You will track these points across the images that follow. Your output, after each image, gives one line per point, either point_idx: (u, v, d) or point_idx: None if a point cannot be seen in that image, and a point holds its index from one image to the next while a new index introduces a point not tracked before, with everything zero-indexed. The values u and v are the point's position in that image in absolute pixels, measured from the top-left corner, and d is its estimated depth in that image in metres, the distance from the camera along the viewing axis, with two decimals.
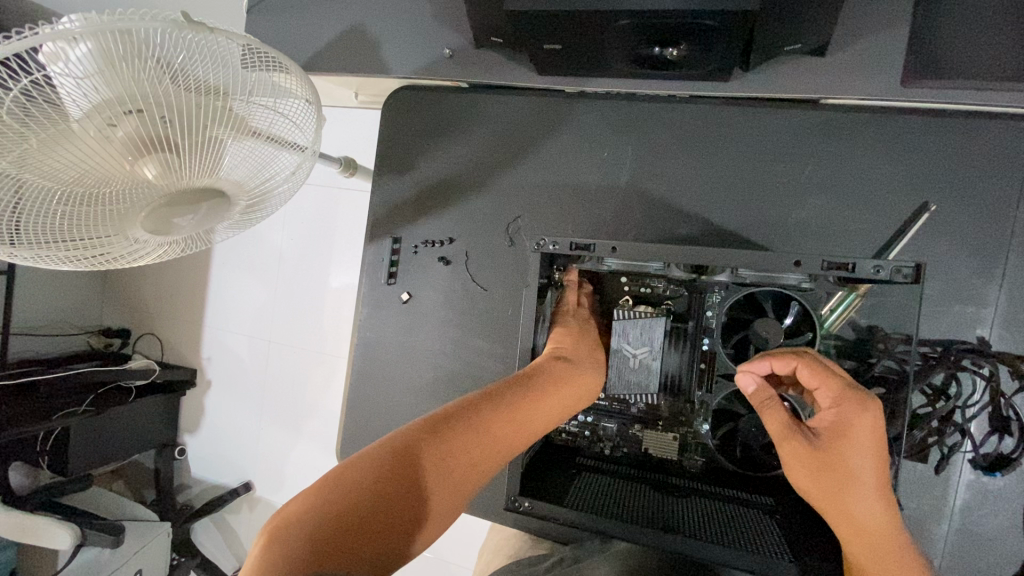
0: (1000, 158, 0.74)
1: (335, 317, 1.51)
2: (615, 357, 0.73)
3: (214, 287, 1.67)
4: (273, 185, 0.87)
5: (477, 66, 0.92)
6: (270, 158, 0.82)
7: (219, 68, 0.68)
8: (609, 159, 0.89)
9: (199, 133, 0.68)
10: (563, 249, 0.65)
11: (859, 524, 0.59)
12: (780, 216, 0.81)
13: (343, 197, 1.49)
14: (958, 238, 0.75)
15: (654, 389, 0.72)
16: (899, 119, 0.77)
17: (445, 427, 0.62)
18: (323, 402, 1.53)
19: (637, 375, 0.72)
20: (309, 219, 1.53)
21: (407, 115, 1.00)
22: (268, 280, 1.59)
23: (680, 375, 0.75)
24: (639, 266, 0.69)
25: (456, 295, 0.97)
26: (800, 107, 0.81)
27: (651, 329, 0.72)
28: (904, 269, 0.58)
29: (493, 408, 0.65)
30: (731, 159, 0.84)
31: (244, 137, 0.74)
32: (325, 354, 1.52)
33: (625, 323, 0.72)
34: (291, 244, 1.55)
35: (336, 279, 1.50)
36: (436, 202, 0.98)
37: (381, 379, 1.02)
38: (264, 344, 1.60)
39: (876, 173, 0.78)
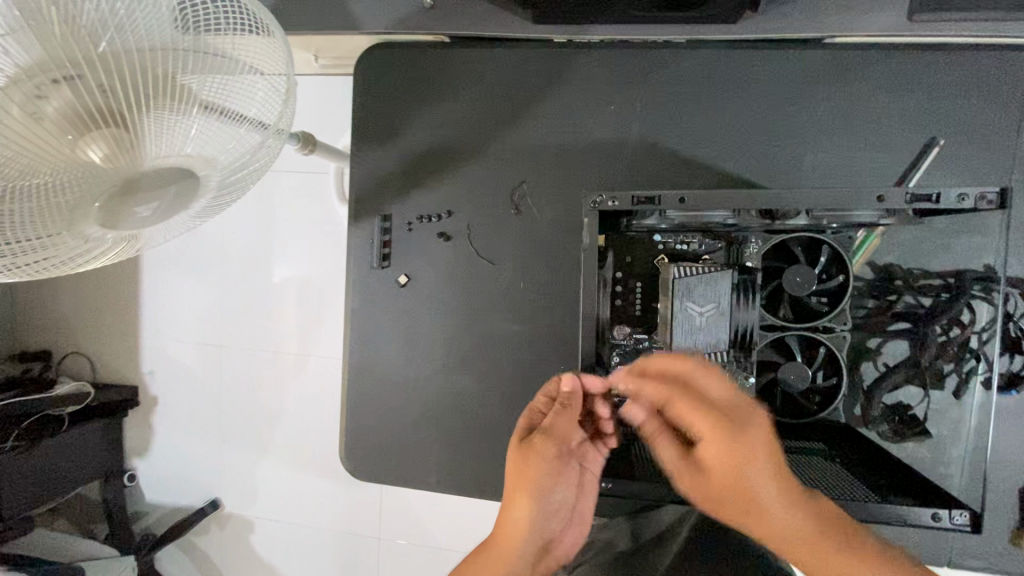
0: (1004, 88, 0.75)
1: (302, 311, 1.37)
2: (679, 317, 0.62)
3: (152, 292, 1.47)
4: (247, 173, 0.72)
5: (462, 17, 0.83)
6: (240, 141, 0.65)
7: (165, 25, 0.56)
8: (617, 114, 0.84)
9: (142, 106, 0.55)
10: (627, 205, 0.60)
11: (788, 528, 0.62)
12: (795, 160, 0.80)
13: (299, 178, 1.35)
14: (964, 169, 0.76)
15: (724, 348, 0.64)
16: (903, 54, 0.77)
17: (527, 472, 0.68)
18: (296, 407, 1.40)
19: (704, 335, 0.63)
20: (262, 206, 1.37)
21: (384, 77, 0.90)
22: (217, 279, 1.42)
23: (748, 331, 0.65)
24: (698, 217, 0.64)
25: (459, 273, 0.90)
26: (807, 47, 0.79)
27: (719, 283, 0.63)
28: (985, 194, 0.56)
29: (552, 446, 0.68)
30: (741, 105, 0.81)
31: (211, 112, 0.60)
32: (294, 352, 1.38)
33: (689, 280, 0.62)
34: (241, 237, 1.39)
35: (296, 260, 1.36)
36: (427, 173, 0.90)
37: (383, 370, 0.94)
38: (222, 347, 1.44)
39: (885, 110, 0.77)
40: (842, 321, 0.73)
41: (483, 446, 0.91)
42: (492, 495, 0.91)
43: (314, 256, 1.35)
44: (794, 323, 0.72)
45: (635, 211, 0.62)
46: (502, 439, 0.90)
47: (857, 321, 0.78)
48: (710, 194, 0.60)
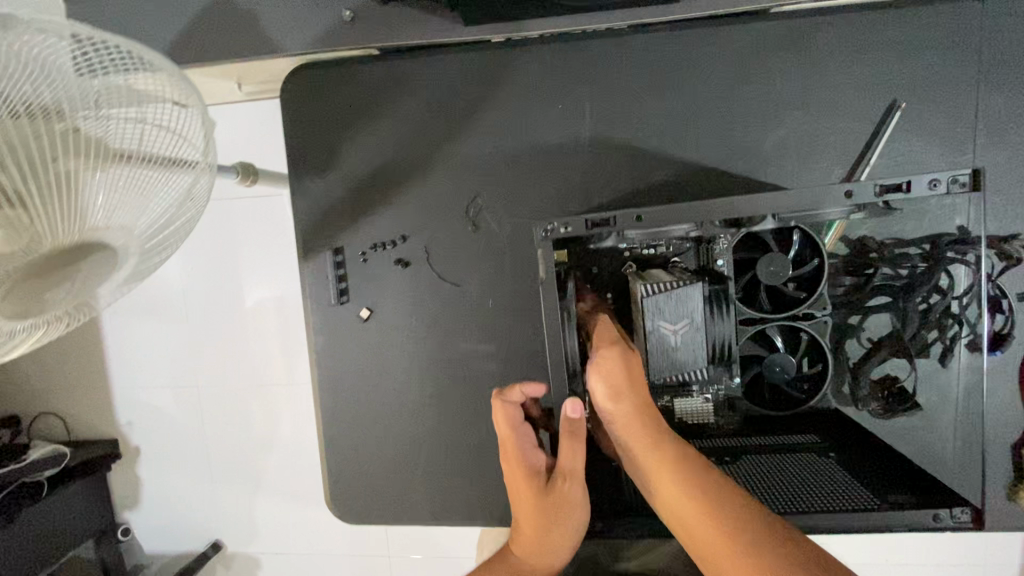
0: (962, 41, 0.71)
1: (273, 344, 1.31)
2: (652, 338, 0.59)
3: (112, 343, 1.40)
4: (178, 223, 0.66)
5: (386, 28, 0.76)
6: (165, 187, 0.60)
7: (48, 77, 0.50)
8: (566, 112, 0.79)
9: (42, 169, 0.49)
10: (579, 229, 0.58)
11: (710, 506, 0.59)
12: (755, 141, 0.76)
13: (248, 209, 1.28)
14: (929, 131, 0.73)
15: (701, 364, 0.60)
16: (856, 16, 0.72)
17: (562, 511, 0.68)
18: (283, 441, 1.35)
19: (680, 353, 0.60)
20: (213, 241, 1.30)
21: (314, 100, 0.83)
22: (181, 319, 1.35)
23: (727, 339, 0.62)
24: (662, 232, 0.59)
25: (423, 299, 0.85)
26: (755, 19, 0.74)
27: (690, 298, 0.58)
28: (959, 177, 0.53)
29: (578, 485, 0.68)
30: (694, 89, 0.76)
31: (110, 167, 0.54)
32: (271, 385, 1.33)
33: (656, 298, 0.58)
34: (198, 275, 1.32)
35: (257, 292, 1.30)
36: (375, 198, 0.84)
37: (359, 407, 0.89)
38: (196, 392, 1.38)
39: (842, 77, 0.74)
40: (822, 305, 0.70)
41: (472, 474, 0.88)
42: (488, 521, 0.88)
43: (275, 286, 1.29)
44: (773, 313, 0.69)
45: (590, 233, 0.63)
46: (491, 464, 0.87)
47: (836, 300, 0.75)
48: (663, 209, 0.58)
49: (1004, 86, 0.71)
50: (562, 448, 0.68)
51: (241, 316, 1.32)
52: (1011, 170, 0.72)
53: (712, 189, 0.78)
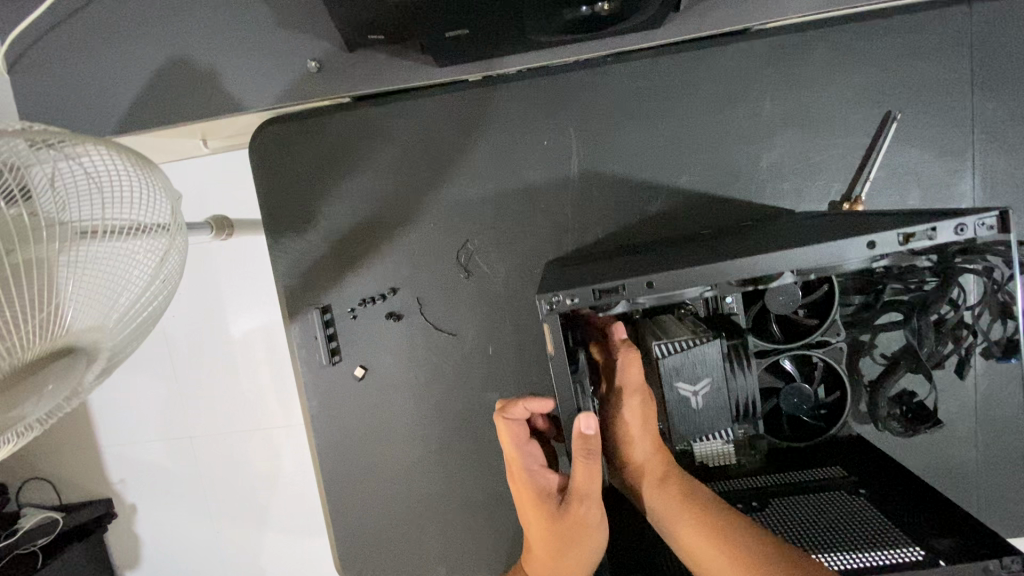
0: (951, 48, 0.69)
1: (263, 396, 1.26)
2: (673, 404, 0.56)
3: (98, 403, 1.34)
4: (148, 312, 0.62)
5: (357, 73, 0.72)
6: (135, 268, 0.57)
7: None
8: (552, 148, 0.75)
9: (5, 259, 0.47)
10: (585, 302, 0.51)
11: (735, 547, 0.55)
12: (750, 162, 0.74)
13: (226, 258, 1.22)
14: (926, 140, 0.71)
15: (727, 423, 0.57)
16: (847, 27, 0.70)
17: (574, 538, 0.61)
18: (280, 494, 1.29)
19: (704, 414, 0.56)
20: (194, 292, 1.25)
21: (284, 154, 0.78)
22: (167, 369, 1.29)
23: (753, 398, 0.58)
24: (671, 297, 0.53)
25: (419, 351, 0.81)
26: (741, 38, 0.71)
27: (706, 356, 0.54)
28: (986, 220, 0.47)
29: (597, 508, 0.60)
30: (683, 112, 0.73)
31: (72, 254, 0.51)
32: (265, 433, 1.27)
33: (673, 361, 0.55)
34: (180, 326, 1.26)
35: (240, 342, 1.25)
36: (359, 250, 0.79)
37: (362, 467, 0.85)
38: (188, 446, 1.32)
39: (834, 90, 0.71)
40: (836, 331, 0.67)
41: (485, 527, 0.84)
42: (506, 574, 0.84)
43: (260, 333, 1.24)
44: (787, 344, 0.66)
45: (596, 305, 0.53)
46: (505, 515, 0.83)
47: (844, 318, 0.73)
48: (678, 269, 0.51)
49: (998, 90, 0.69)
50: (578, 469, 0.58)
51: (228, 349, 1.26)
52: (1011, 173, 0.70)
53: (711, 214, 0.75)
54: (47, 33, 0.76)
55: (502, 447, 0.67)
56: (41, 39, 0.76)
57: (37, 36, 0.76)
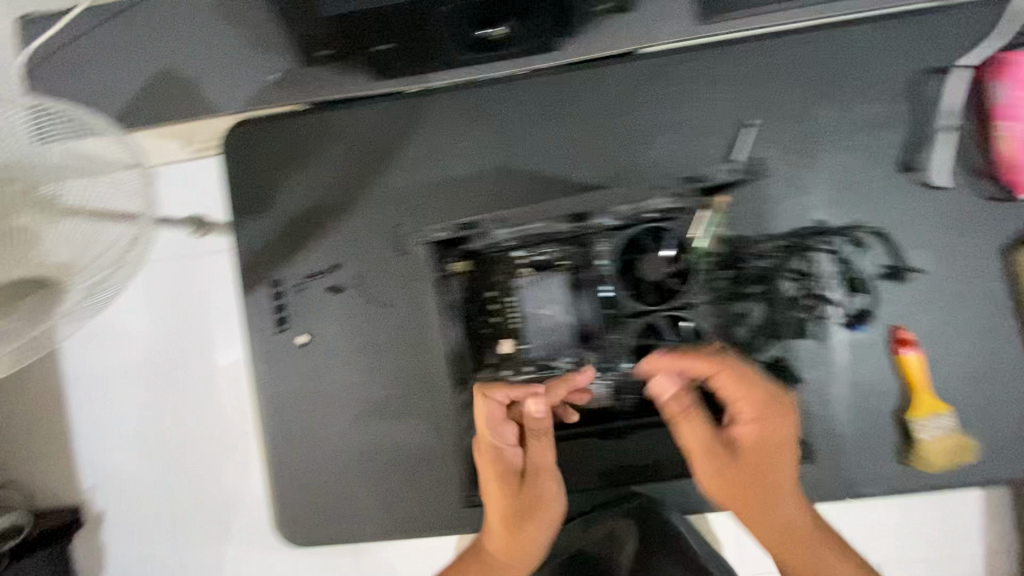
0: (791, 69, 0.85)
1: (222, 394, 1.33)
2: (527, 319, 0.78)
3: (64, 404, 1.40)
4: (111, 293, 0.71)
5: (310, 84, 0.88)
6: (105, 242, 0.67)
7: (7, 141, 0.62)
8: (472, 147, 0.90)
9: None
10: (450, 231, 0.79)
11: (803, 526, 0.74)
12: (636, 159, 0.88)
13: (196, 263, 1.32)
14: (778, 142, 0.86)
15: (569, 338, 0.79)
16: (707, 52, 0.86)
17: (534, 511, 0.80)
18: (242, 527, 1.26)
19: (551, 331, 0.79)
20: (164, 293, 1.34)
21: (248, 151, 0.93)
22: None
23: (595, 322, 0.79)
24: (527, 231, 0.77)
25: (356, 321, 0.92)
26: (624, 60, 0.87)
27: (550, 285, 0.78)
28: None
29: (552, 484, 0.81)
30: (578, 119, 0.88)
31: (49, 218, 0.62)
32: (223, 431, 1.33)
33: (526, 288, 0.78)
34: (150, 325, 1.35)
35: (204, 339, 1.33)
36: (307, 233, 0.92)
37: (303, 431, 0.94)
38: (148, 444, 1.37)
39: (701, 102, 0.86)
40: (696, 294, 0.80)
41: (413, 485, 0.92)
42: (431, 530, 0.92)
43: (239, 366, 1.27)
44: (655, 305, 0.79)
45: (462, 238, 0.80)
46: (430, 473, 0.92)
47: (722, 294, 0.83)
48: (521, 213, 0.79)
49: (830, 103, 0.85)
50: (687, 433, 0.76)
51: (207, 379, 1.27)
52: (847, 169, 0.85)
53: None
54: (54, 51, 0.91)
55: (479, 425, 0.79)
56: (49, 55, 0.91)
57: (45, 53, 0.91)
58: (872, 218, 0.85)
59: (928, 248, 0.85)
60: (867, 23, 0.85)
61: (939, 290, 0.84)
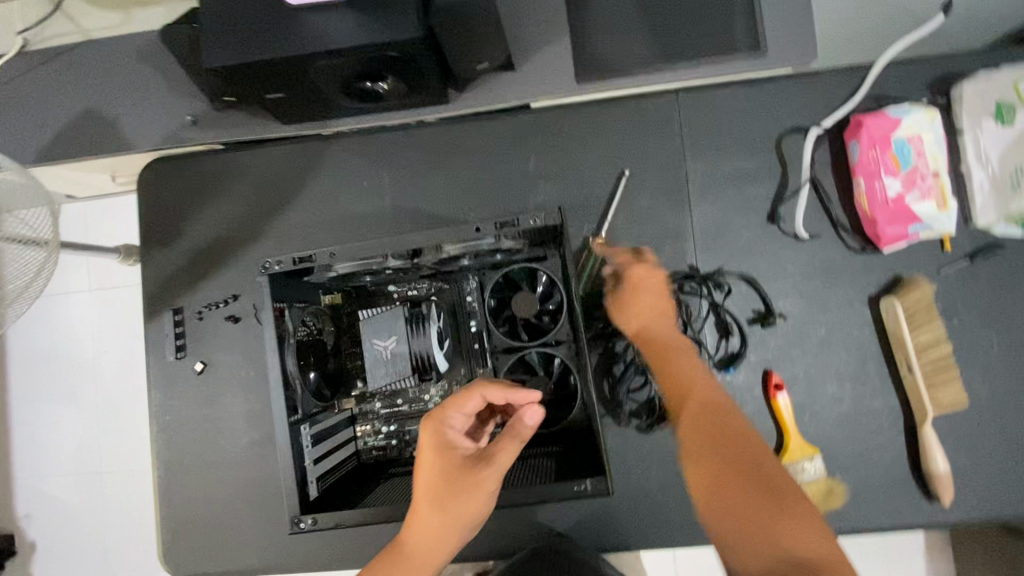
0: (665, 126, 0.92)
1: (137, 425, 1.32)
2: (368, 351, 0.79)
3: None
4: (21, 310, 0.82)
5: (222, 126, 0.94)
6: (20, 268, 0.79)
7: None
8: (370, 188, 0.96)
9: None
10: (288, 265, 0.70)
11: (805, 496, 0.53)
12: (523, 203, 0.93)
13: (123, 293, 1.35)
14: (654, 192, 0.92)
15: (406, 372, 0.78)
16: (588, 108, 0.93)
17: (472, 498, 0.64)
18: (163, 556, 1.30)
19: (388, 364, 0.79)
20: (86, 323, 1.35)
21: (164, 185, 0.99)
22: (52, 401, 1.35)
23: (430, 354, 0.80)
24: (368, 264, 0.75)
25: (253, 350, 0.95)
26: (514, 113, 0.95)
27: (389, 318, 0.79)
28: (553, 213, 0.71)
29: (496, 479, 0.65)
30: (470, 165, 0.94)
31: None
32: (136, 464, 1.31)
33: (371, 320, 0.80)
34: (72, 354, 1.35)
35: (122, 376, 1.33)
36: (212, 264, 0.96)
37: (195, 459, 0.95)
38: (57, 477, 1.34)
39: (585, 152, 0.93)
40: (567, 332, 0.80)
41: None
42: (315, 562, 0.92)
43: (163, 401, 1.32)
44: (526, 343, 0.81)
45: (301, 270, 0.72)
46: None
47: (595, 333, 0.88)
48: (361, 245, 0.72)
49: (702, 157, 0.91)
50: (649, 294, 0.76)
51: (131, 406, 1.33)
52: (718, 218, 0.91)
53: None
54: None
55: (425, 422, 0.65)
56: None
57: None
58: (743, 264, 0.90)
59: (794, 295, 0.89)
60: (734, 86, 0.92)
61: (802, 335, 0.89)
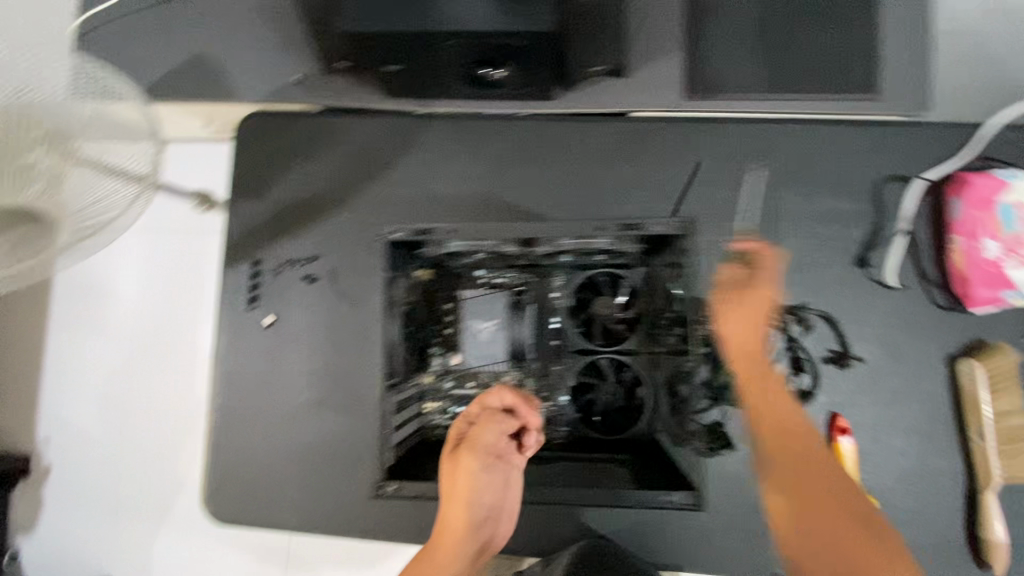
0: (763, 155, 0.92)
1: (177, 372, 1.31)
2: None
3: (15, 360, 1.36)
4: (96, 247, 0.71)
5: (327, 90, 0.95)
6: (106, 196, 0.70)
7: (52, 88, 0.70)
8: (462, 172, 0.97)
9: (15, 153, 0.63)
10: (409, 235, 0.94)
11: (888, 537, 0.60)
12: (610, 210, 0.94)
13: (184, 238, 1.36)
14: (742, 218, 0.92)
15: None
16: (688, 125, 0.94)
17: (459, 474, 0.81)
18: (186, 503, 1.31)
19: None
20: (143, 264, 1.36)
21: (260, 139, 1.00)
22: (96, 337, 1.35)
23: None
24: (482, 242, 0.78)
25: (323, 312, 0.96)
26: (613, 119, 0.95)
27: None
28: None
29: (475, 459, 0.82)
30: (563, 164, 0.95)
31: (70, 164, 0.67)
32: (170, 412, 1.31)
33: None
34: (122, 293, 1.35)
35: (169, 323, 1.33)
36: (296, 223, 0.98)
37: (251, 411, 0.97)
38: (86, 413, 1.32)
39: (679, 169, 0.93)
40: None
41: (345, 481, 0.93)
42: (354, 530, 0.93)
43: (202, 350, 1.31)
44: None
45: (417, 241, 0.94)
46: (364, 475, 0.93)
47: None
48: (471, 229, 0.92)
49: (796, 190, 0.91)
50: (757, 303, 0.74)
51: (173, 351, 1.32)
52: (803, 253, 0.91)
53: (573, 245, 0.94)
54: (104, 21, 0.99)
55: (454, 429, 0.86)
56: (99, 24, 1.00)
57: (96, 22, 1.00)
58: (822, 302, 0.90)
59: (871, 342, 0.88)
60: (840, 125, 0.92)
61: (875, 383, 0.88)
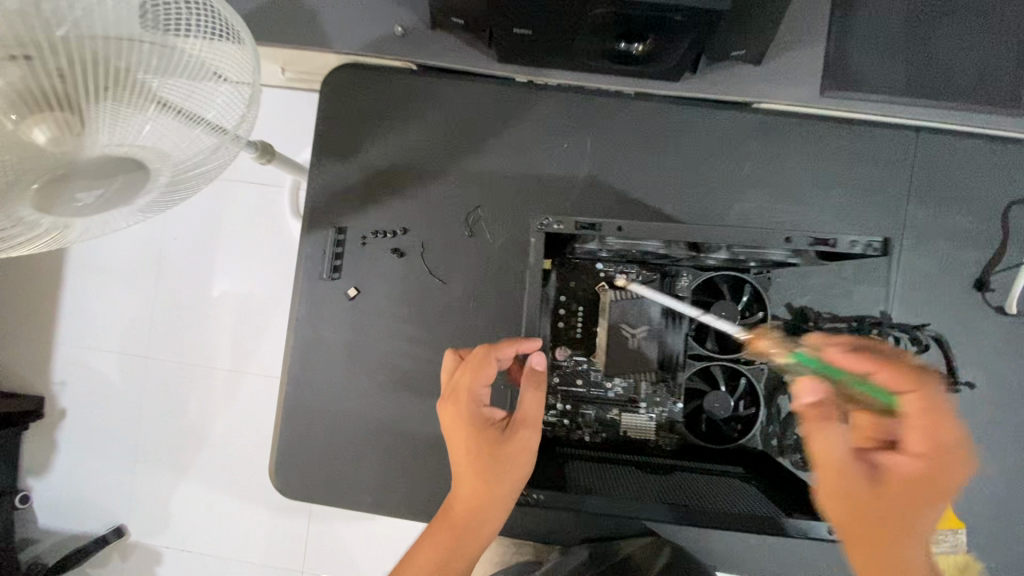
0: (893, 164, 0.87)
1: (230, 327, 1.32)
2: (614, 338, 0.70)
3: (68, 299, 1.36)
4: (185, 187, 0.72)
5: (432, 47, 0.87)
6: (196, 143, 0.66)
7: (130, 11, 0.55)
8: (569, 151, 0.90)
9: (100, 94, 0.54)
10: (569, 229, 0.64)
11: None
12: (726, 207, 0.89)
13: (244, 192, 1.32)
14: (864, 228, 0.87)
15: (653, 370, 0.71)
16: (817, 123, 0.87)
17: (501, 454, 0.66)
18: (231, 458, 1.30)
19: (634, 355, 0.71)
20: (200, 214, 1.33)
21: (351, 95, 0.92)
22: (148, 284, 1.34)
23: (676, 354, 0.74)
24: (634, 246, 0.68)
25: (410, 288, 0.91)
26: (737, 109, 0.89)
27: (647, 308, 0.72)
28: (875, 243, 0.66)
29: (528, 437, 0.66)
30: (679, 153, 0.89)
31: (164, 114, 0.59)
32: (221, 365, 1.32)
33: (622, 304, 0.71)
34: (177, 242, 1.34)
35: (223, 280, 1.32)
36: (386, 190, 0.91)
37: (326, 383, 0.92)
38: (138, 360, 1.34)
39: (803, 170, 0.88)
40: None
41: (422, 464, 0.90)
42: (427, 515, 0.90)
43: (237, 300, 1.32)
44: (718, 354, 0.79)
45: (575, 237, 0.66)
46: (443, 460, 0.90)
47: None
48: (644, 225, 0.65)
49: (922, 205, 0.87)
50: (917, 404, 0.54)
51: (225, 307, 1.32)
52: (923, 271, 0.87)
53: None
54: None
55: (456, 380, 0.70)
56: None
57: None
58: (937, 323, 0.87)
59: (978, 368, 0.86)
60: (976, 139, 0.87)
61: (978, 410, 0.86)
